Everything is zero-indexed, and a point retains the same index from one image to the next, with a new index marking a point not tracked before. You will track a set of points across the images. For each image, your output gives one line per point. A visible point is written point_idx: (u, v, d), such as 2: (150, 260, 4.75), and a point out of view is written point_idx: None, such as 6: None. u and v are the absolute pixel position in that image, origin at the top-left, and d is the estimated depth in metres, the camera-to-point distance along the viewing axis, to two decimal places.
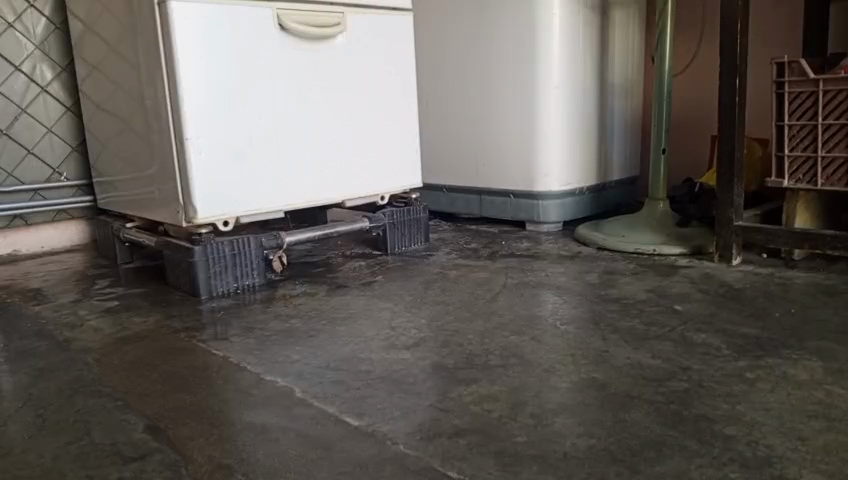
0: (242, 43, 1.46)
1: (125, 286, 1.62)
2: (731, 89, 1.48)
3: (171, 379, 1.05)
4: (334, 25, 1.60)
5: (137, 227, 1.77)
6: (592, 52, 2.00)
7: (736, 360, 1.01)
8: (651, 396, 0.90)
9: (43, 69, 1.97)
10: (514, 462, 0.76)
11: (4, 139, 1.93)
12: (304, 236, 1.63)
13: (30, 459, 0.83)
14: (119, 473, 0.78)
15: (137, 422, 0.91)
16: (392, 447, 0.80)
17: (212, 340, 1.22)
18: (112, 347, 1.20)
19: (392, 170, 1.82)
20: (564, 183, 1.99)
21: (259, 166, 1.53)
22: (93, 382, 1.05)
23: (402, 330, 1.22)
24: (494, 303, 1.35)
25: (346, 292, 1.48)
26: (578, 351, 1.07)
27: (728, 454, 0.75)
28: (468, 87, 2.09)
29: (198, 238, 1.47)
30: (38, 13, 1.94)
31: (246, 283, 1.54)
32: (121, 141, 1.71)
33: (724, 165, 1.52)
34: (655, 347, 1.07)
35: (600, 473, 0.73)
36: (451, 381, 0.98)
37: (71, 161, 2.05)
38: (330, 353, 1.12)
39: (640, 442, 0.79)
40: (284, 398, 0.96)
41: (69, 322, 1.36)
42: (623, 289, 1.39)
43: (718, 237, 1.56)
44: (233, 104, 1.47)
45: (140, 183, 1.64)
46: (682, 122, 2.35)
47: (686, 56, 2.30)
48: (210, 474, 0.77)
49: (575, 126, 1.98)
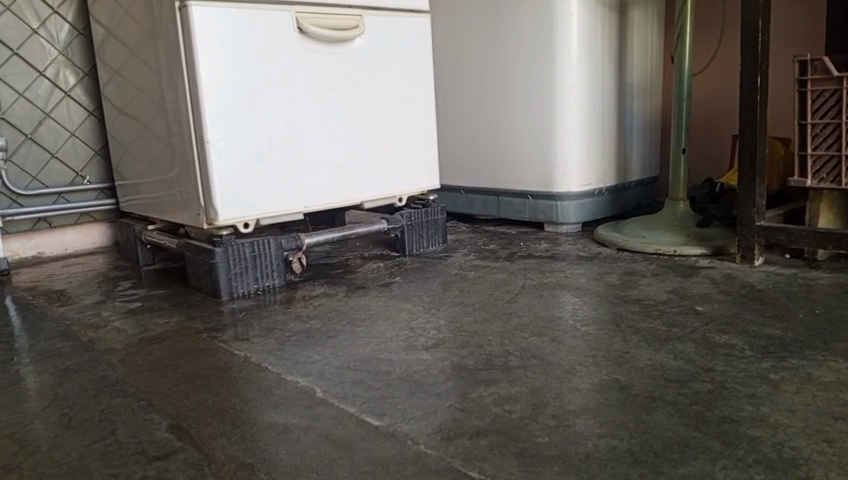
0: (261, 45, 1.48)
1: (147, 287, 1.63)
2: (752, 88, 1.47)
3: (193, 379, 1.06)
4: (352, 27, 1.61)
5: (159, 229, 1.79)
6: (610, 50, 1.99)
7: (759, 360, 1.00)
8: (673, 397, 0.90)
9: (66, 74, 2.00)
10: (535, 462, 0.76)
11: (28, 144, 1.96)
12: (324, 237, 1.65)
13: (57, 457, 0.84)
14: (144, 471, 0.79)
15: (160, 421, 0.92)
16: (413, 447, 0.81)
17: (233, 340, 1.23)
18: (135, 347, 1.22)
19: (410, 171, 1.82)
20: (583, 183, 1.98)
21: (279, 168, 1.54)
22: (117, 382, 1.06)
23: (422, 331, 1.22)
24: (513, 304, 1.35)
25: (365, 293, 1.49)
26: (599, 353, 1.06)
27: (753, 455, 0.75)
28: (485, 88, 2.09)
29: (220, 240, 1.49)
30: (62, 19, 1.98)
31: (266, 284, 1.56)
32: (142, 144, 1.73)
33: (746, 165, 1.51)
34: (677, 348, 1.06)
35: (623, 474, 0.73)
36: (471, 381, 0.98)
37: (94, 165, 2.08)
38: (350, 353, 1.13)
39: (662, 443, 0.78)
40: (306, 397, 0.97)
41: (93, 323, 1.38)
42: (644, 290, 1.38)
43: (740, 237, 1.54)
44: (254, 106, 1.48)
45: (161, 185, 1.67)
46: (702, 121, 2.33)
47: (707, 54, 2.28)
48: (234, 472, 0.78)
49: (593, 126, 1.97)
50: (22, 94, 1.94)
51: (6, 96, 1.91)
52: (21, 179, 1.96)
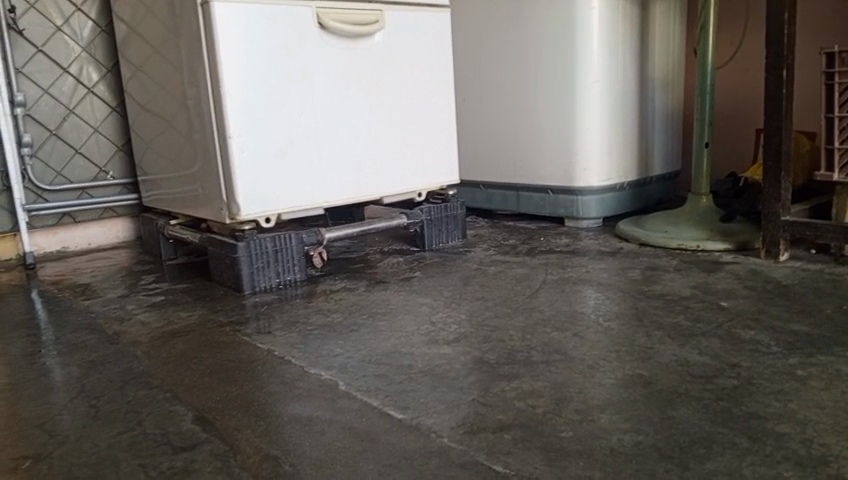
0: (282, 41, 1.48)
1: (170, 282, 1.65)
2: (778, 80, 1.44)
3: (218, 372, 1.07)
4: (372, 22, 1.61)
5: (181, 224, 1.81)
6: (632, 44, 1.97)
7: (786, 356, 0.99)
8: (698, 393, 0.89)
9: (89, 71, 2.03)
10: (561, 457, 0.75)
11: (52, 140, 1.99)
12: (344, 232, 1.65)
13: (86, 447, 0.85)
14: (171, 462, 0.80)
15: (186, 413, 0.93)
16: (437, 440, 0.81)
17: (256, 334, 1.24)
18: (160, 340, 1.23)
19: (430, 167, 1.82)
20: (604, 179, 1.96)
21: (301, 164, 1.54)
22: (142, 374, 1.08)
23: (443, 325, 1.22)
24: (534, 299, 1.34)
25: (386, 288, 1.49)
26: (623, 348, 1.06)
27: (782, 452, 0.74)
28: (505, 83, 2.08)
29: (242, 234, 1.50)
30: (85, 17, 2.00)
31: (288, 279, 1.56)
32: (164, 140, 1.75)
33: (771, 159, 1.49)
34: (702, 344, 1.05)
35: (649, 469, 0.72)
36: (493, 376, 0.98)
37: (117, 161, 2.10)
38: (371, 347, 1.13)
39: (689, 438, 0.78)
40: (329, 390, 0.97)
41: (118, 316, 1.40)
42: (667, 285, 1.37)
43: (765, 232, 1.52)
44: (275, 102, 1.49)
45: (183, 181, 1.68)
46: (726, 116, 2.30)
47: (730, 48, 2.25)
48: (259, 464, 0.78)
49: (614, 121, 1.95)
50: (47, 91, 1.96)
51: (31, 93, 1.94)
52: (46, 174, 1.99)
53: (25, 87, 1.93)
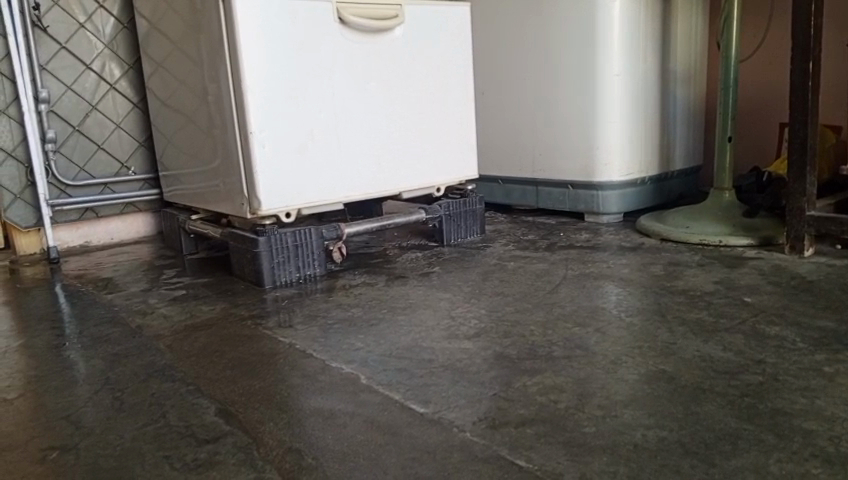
0: (302, 36, 1.48)
1: (191, 276, 1.66)
2: (804, 73, 1.42)
3: (240, 365, 1.08)
4: (392, 17, 1.61)
5: (202, 219, 1.82)
6: (654, 37, 1.95)
7: (812, 353, 0.97)
8: (723, 389, 0.88)
9: (112, 67, 2.04)
10: (584, 452, 0.75)
11: (76, 135, 2.01)
12: (363, 228, 1.65)
13: (111, 439, 0.86)
14: (196, 454, 0.81)
15: (210, 406, 0.94)
16: (459, 434, 0.81)
17: (277, 327, 1.25)
18: (182, 334, 1.24)
19: (449, 162, 1.82)
20: (624, 173, 1.95)
21: (321, 159, 1.55)
22: (166, 367, 1.09)
23: (463, 320, 1.22)
24: (555, 294, 1.33)
25: (405, 283, 1.49)
26: (645, 344, 1.05)
27: (810, 449, 0.73)
28: (525, 78, 2.07)
29: (263, 229, 1.51)
30: (107, 13, 2.02)
31: (308, 273, 1.57)
32: (185, 135, 1.76)
33: (796, 152, 1.46)
34: (726, 340, 1.04)
35: (674, 465, 0.71)
36: (514, 371, 0.98)
37: (139, 156, 2.12)
38: (392, 342, 1.13)
39: (714, 435, 0.77)
40: (350, 384, 0.97)
41: (141, 310, 1.42)
42: (689, 281, 1.36)
43: (790, 227, 1.50)
44: (295, 97, 1.49)
45: (205, 176, 1.69)
46: (749, 109, 2.27)
47: (753, 43, 2.22)
48: (282, 457, 0.79)
49: (635, 115, 1.94)
50: (70, 87, 1.99)
51: (54, 89, 1.96)
52: (70, 170, 2.01)
53: (49, 84, 1.95)
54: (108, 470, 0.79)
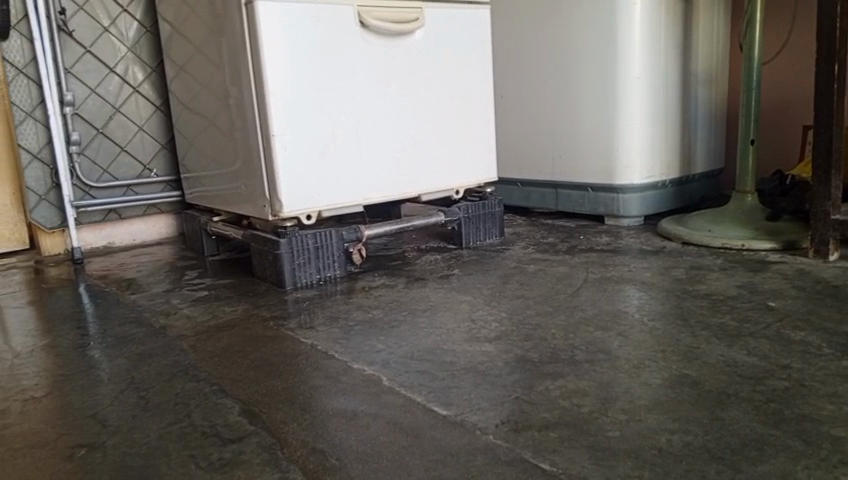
0: (324, 39, 1.49)
1: (213, 277, 1.68)
2: (829, 76, 1.40)
3: (263, 366, 1.08)
4: (412, 20, 1.62)
5: (223, 221, 1.84)
6: (676, 38, 1.93)
7: (839, 359, 0.96)
8: (748, 394, 0.87)
9: (135, 71, 2.07)
10: (608, 456, 0.75)
11: (100, 138, 2.04)
12: (383, 230, 1.66)
13: (138, 437, 0.87)
14: (221, 454, 0.82)
15: (233, 406, 0.95)
16: (482, 436, 0.81)
17: (298, 328, 1.26)
18: (206, 334, 1.26)
19: (468, 164, 1.82)
20: (645, 175, 1.94)
21: (342, 161, 1.56)
22: (189, 367, 1.10)
23: (483, 323, 1.22)
24: (576, 297, 1.33)
25: (425, 285, 1.49)
26: (668, 348, 1.04)
27: (838, 456, 0.72)
28: (545, 80, 2.07)
29: (284, 231, 1.52)
30: (130, 17, 2.04)
31: (328, 275, 1.58)
32: (207, 138, 1.78)
33: (821, 156, 1.45)
34: (750, 344, 1.03)
35: (700, 470, 0.71)
36: (536, 374, 0.98)
37: (161, 158, 2.15)
38: (413, 344, 1.14)
39: (741, 440, 0.76)
40: (372, 385, 0.98)
41: (164, 310, 1.43)
42: (712, 285, 1.35)
43: (814, 232, 1.49)
44: (317, 99, 1.50)
45: (226, 178, 1.71)
46: (772, 111, 2.25)
47: (776, 43, 2.20)
48: (306, 457, 0.79)
49: (655, 118, 1.93)
50: (94, 90, 2.02)
51: (80, 92, 1.99)
52: (93, 172, 2.04)
53: (74, 87, 1.98)
54: (135, 467, 0.80)
